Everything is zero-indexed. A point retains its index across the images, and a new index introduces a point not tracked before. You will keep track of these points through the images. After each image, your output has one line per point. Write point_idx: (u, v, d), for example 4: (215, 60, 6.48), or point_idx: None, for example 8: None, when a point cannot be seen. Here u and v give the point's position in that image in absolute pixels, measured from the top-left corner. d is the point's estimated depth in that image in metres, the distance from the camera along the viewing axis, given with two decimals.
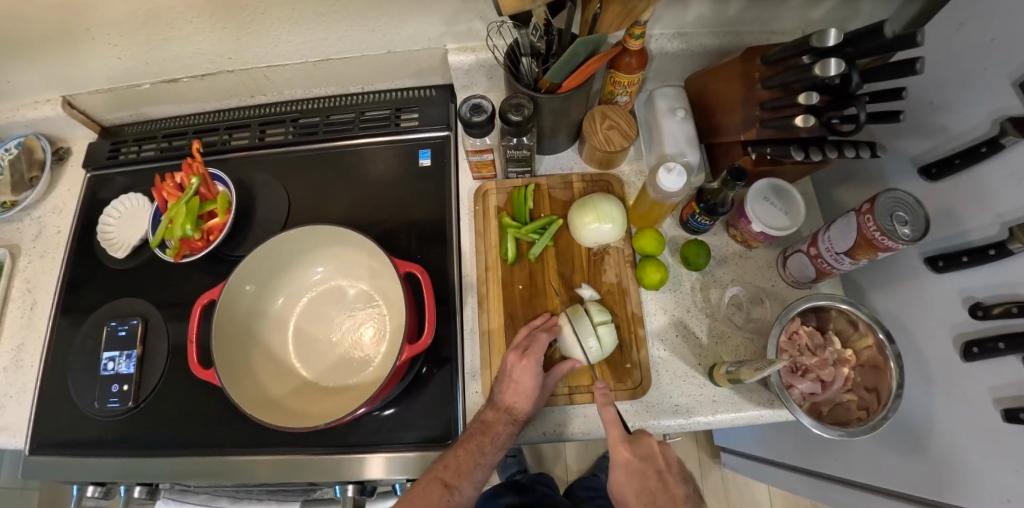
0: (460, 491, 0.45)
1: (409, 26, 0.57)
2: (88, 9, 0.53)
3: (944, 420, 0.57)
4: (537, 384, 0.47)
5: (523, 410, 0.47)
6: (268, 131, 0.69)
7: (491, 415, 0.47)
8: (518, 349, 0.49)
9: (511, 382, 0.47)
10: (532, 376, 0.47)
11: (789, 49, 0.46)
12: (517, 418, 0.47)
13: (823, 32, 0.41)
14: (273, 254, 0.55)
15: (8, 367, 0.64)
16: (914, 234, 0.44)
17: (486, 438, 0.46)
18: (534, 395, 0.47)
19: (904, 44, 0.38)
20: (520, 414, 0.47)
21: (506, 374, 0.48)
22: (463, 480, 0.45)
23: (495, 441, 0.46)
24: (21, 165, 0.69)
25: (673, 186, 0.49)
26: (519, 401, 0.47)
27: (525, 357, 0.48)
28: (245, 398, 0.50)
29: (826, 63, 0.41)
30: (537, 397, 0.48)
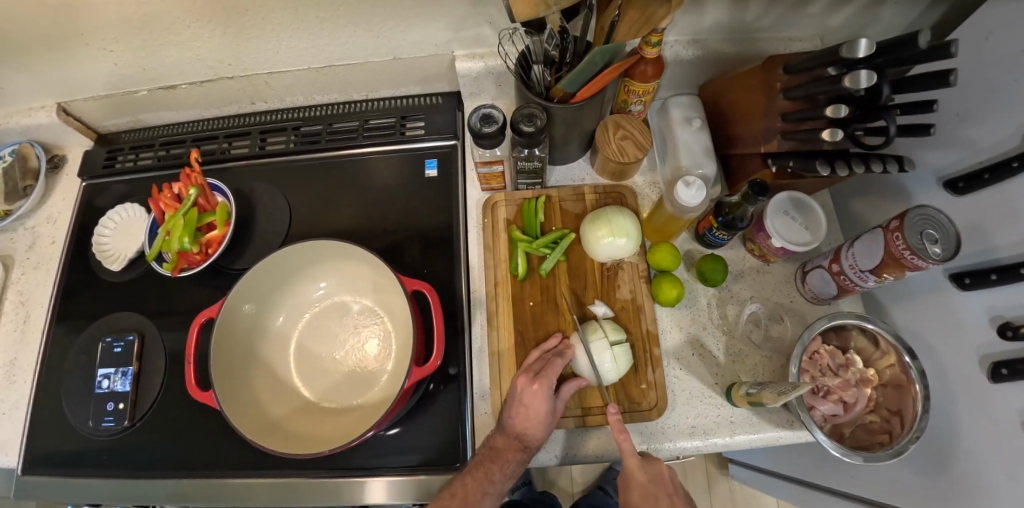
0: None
1: (416, 32, 0.55)
2: (82, 14, 0.51)
3: (968, 441, 0.56)
4: (551, 408, 0.45)
5: (536, 438, 0.45)
6: (269, 139, 0.67)
7: (501, 441, 0.45)
8: (529, 372, 0.47)
9: (522, 407, 0.45)
10: (544, 401, 0.45)
11: (815, 59, 0.44)
12: (529, 445, 0.45)
13: (853, 42, 0.39)
14: (275, 269, 0.53)
15: (0, 382, 0.62)
16: (944, 254, 0.42)
17: (495, 466, 0.44)
18: (546, 419, 0.45)
19: (942, 56, 0.35)
20: (533, 442, 0.44)
21: (517, 399, 0.46)
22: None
23: (505, 468, 0.44)
24: (15, 173, 0.67)
25: (693, 201, 0.47)
26: (531, 428, 0.45)
27: (537, 380, 0.46)
28: (244, 422, 0.48)
29: (857, 75, 0.38)
30: (549, 421, 0.45)
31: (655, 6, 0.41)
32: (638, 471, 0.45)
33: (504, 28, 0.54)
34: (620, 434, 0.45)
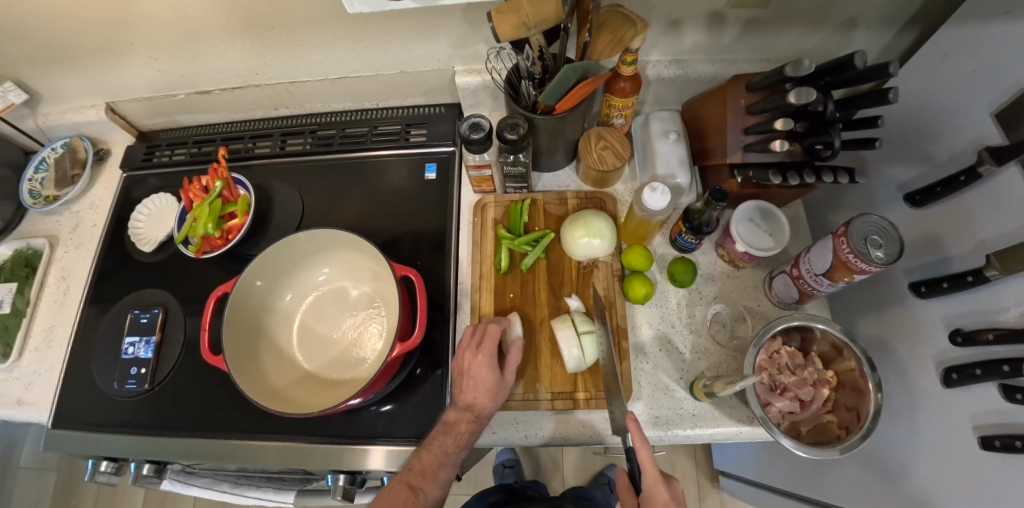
0: (424, 492, 0.48)
1: (421, 48, 0.62)
2: (134, 25, 0.59)
3: (926, 444, 0.58)
4: (495, 380, 0.50)
5: (486, 407, 0.50)
6: (289, 141, 0.74)
7: (454, 415, 0.50)
8: (473, 347, 0.52)
9: (465, 379, 0.50)
10: (484, 370, 0.50)
11: (771, 77, 0.50)
12: (479, 415, 0.49)
13: (799, 62, 0.45)
14: (285, 254, 0.60)
15: (39, 346, 0.69)
16: (888, 257, 0.46)
17: (448, 438, 0.49)
18: (493, 390, 0.50)
19: (874, 75, 0.41)
20: (482, 412, 0.49)
21: (462, 373, 0.51)
22: (427, 482, 0.48)
23: (458, 440, 0.49)
24: (65, 162, 0.76)
25: (658, 204, 0.52)
26: (479, 398, 0.49)
27: (480, 352, 0.51)
28: (249, 386, 0.54)
29: (801, 90, 0.44)
30: (494, 391, 0.50)
31: (625, 29, 0.49)
32: (659, 484, 0.44)
33: (490, 47, 0.61)
34: (638, 437, 0.45)
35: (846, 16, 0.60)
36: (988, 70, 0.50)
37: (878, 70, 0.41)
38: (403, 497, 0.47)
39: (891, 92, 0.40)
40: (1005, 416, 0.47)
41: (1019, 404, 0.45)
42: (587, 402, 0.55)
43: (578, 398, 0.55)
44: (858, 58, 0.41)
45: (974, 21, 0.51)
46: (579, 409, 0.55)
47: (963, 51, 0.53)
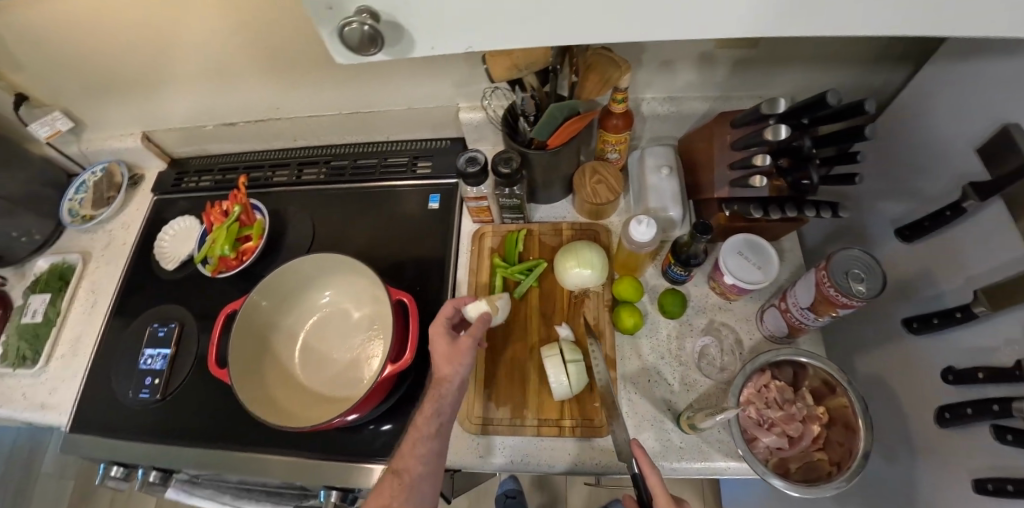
0: (409, 473, 0.46)
1: (427, 86, 0.66)
2: (172, 61, 0.66)
3: (926, 490, 0.56)
4: (445, 345, 0.51)
5: (445, 370, 0.49)
6: (304, 170, 0.79)
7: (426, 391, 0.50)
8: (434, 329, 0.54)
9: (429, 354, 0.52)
10: (440, 336, 0.52)
11: (752, 114, 0.52)
12: (439, 380, 0.49)
13: (774, 100, 0.48)
14: (291, 276, 0.64)
15: (66, 353, 0.74)
16: (870, 291, 0.48)
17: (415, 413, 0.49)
18: (449, 353, 0.50)
19: (852, 111, 0.44)
20: (437, 375, 0.49)
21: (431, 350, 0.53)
22: (408, 461, 0.46)
23: (421, 411, 0.48)
24: (103, 186, 0.83)
25: (644, 236, 0.55)
26: (439, 365, 0.50)
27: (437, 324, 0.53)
28: (252, 399, 0.57)
29: (777, 127, 0.47)
30: (449, 355, 0.50)
31: (612, 71, 0.53)
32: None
33: (484, 86, 0.65)
34: (643, 462, 0.46)
35: (834, 58, 0.62)
36: (970, 112, 0.51)
37: (852, 107, 0.44)
38: (391, 482, 0.45)
39: (867, 128, 0.44)
40: (1000, 460, 0.46)
41: (1009, 446, 0.44)
42: (570, 430, 0.57)
43: (563, 426, 0.57)
44: (834, 94, 0.43)
45: (955, 62, 0.53)
46: (564, 436, 0.57)
47: (949, 89, 0.54)
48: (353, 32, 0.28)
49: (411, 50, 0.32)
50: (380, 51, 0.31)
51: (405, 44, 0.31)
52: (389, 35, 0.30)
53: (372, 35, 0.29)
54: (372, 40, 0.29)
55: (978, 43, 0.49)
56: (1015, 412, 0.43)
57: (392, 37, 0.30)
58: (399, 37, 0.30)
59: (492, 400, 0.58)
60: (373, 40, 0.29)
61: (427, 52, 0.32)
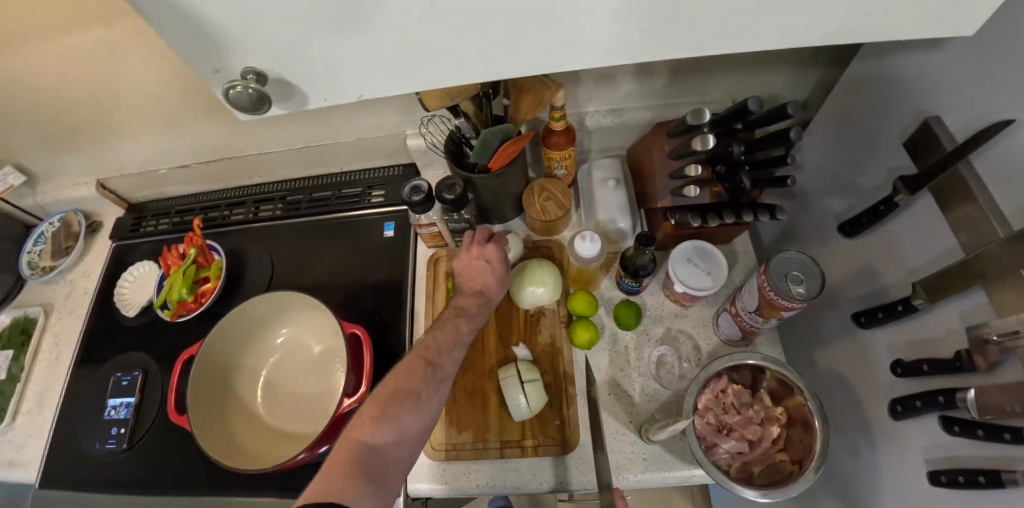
0: (442, 369, 0.48)
1: (371, 117, 0.67)
2: (117, 110, 0.66)
3: (889, 482, 0.57)
4: (501, 270, 0.59)
5: (493, 291, 0.57)
6: (261, 207, 0.79)
7: (462, 301, 0.55)
8: (473, 243, 0.60)
9: (473, 267, 0.58)
10: (494, 256, 0.59)
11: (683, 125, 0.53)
12: (487, 296, 0.56)
13: (698, 110, 0.48)
14: (249, 316, 0.64)
15: (31, 409, 0.73)
16: (809, 292, 0.48)
17: (461, 318, 0.53)
18: (500, 279, 0.58)
19: (778, 115, 0.44)
20: (490, 294, 0.56)
21: (466, 266, 0.59)
22: (443, 358, 0.49)
23: (469, 319, 0.54)
24: (60, 236, 0.82)
25: (589, 251, 0.56)
26: (487, 282, 0.57)
27: (489, 244, 0.60)
28: (212, 445, 0.57)
29: (704, 137, 0.48)
30: (500, 278, 0.58)
31: (543, 91, 0.53)
32: None
33: (422, 114, 0.66)
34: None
35: (765, 62, 0.63)
36: (897, 107, 0.52)
37: (777, 111, 0.44)
38: (425, 368, 0.47)
39: (793, 131, 0.43)
40: (952, 450, 0.47)
41: (957, 436, 0.45)
42: (536, 450, 0.57)
43: (527, 446, 0.57)
44: (754, 102, 0.43)
45: (875, 60, 0.54)
46: (528, 456, 0.57)
47: (872, 86, 0.56)
48: (240, 95, 0.31)
49: (305, 102, 0.34)
50: (272, 105, 0.34)
51: (297, 98, 0.34)
52: (278, 92, 0.33)
53: (259, 95, 0.32)
54: (260, 99, 0.32)
55: (892, 41, 0.50)
56: (959, 402, 0.43)
57: (281, 93, 0.33)
58: (289, 93, 0.33)
59: (453, 427, 0.58)
60: (262, 99, 0.32)
61: (321, 103, 0.34)
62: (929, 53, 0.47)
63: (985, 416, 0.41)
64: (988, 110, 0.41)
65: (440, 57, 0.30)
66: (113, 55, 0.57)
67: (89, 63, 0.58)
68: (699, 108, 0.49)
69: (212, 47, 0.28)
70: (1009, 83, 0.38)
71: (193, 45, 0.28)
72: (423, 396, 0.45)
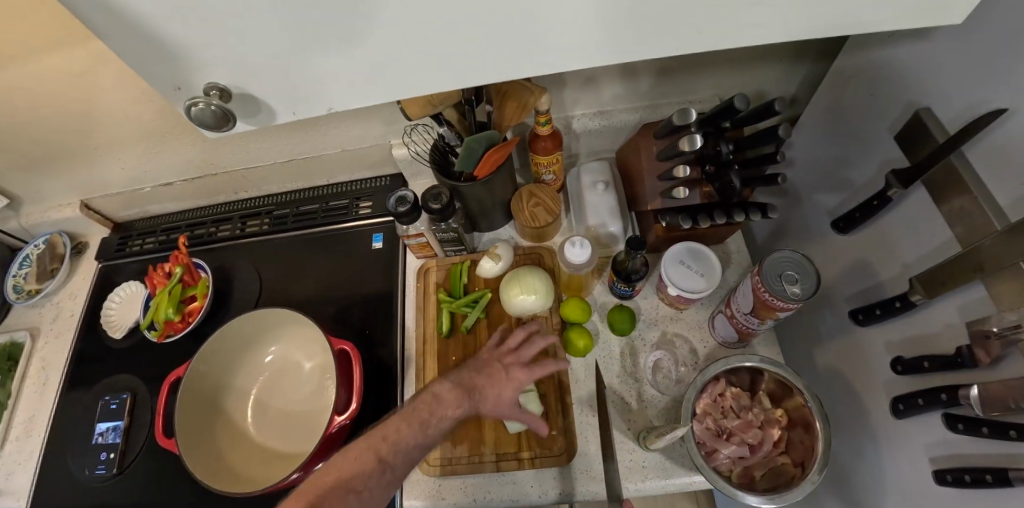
0: (392, 470, 0.43)
1: (355, 128, 0.66)
2: (96, 130, 0.65)
3: (894, 482, 0.55)
4: (511, 399, 0.50)
5: (485, 407, 0.50)
6: (248, 223, 0.78)
7: (448, 392, 0.49)
8: (514, 354, 0.54)
9: (495, 376, 0.52)
10: (511, 379, 0.51)
11: (669, 126, 0.52)
12: (473, 404, 0.49)
13: (684, 110, 0.47)
14: (237, 334, 0.63)
15: (19, 436, 0.72)
16: (804, 292, 0.47)
17: (433, 418, 0.47)
18: (501, 405, 0.50)
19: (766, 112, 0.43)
20: (481, 406, 0.49)
21: (483, 367, 0.52)
22: (399, 458, 0.44)
23: (445, 420, 0.47)
24: (46, 258, 0.81)
25: (579, 257, 0.55)
26: (484, 398, 0.50)
27: (525, 370, 0.52)
28: (201, 469, 0.55)
29: (691, 137, 0.47)
30: (504, 402, 0.50)
31: (527, 95, 0.52)
32: None
33: (405, 124, 0.65)
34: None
35: (750, 59, 0.62)
36: (885, 100, 0.52)
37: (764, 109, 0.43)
38: (369, 463, 0.42)
39: (781, 128, 0.42)
40: (956, 448, 0.46)
41: (961, 434, 0.44)
42: (533, 462, 0.55)
43: (523, 458, 0.56)
44: (739, 101, 0.42)
45: (861, 53, 0.54)
46: (524, 468, 0.55)
47: (861, 79, 0.55)
48: (202, 112, 0.30)
49: (273, 117, 0.33)
50: (239, 121, 0.33)
51: (264, 113, 0.33)
52: (244, 107, 0.32)
53: (223, 112, 0.31)
54: (225, 116, 0.31)
55: (877, 34, 0.50)
56: (961, 398, 0.42)
57: (247, 108, 0.32)
58: (256, 108, 0.32)
59: (447, 440, 0.57)
60: (226, 116, 0.31)
61: (289, 118, 0.33)
62: (916, 45, 0.46)
63: (989, 413, 0.39)
64: (978, 100, 0.40)
65: (410, 67, 0.30)
66: (89, 74, 0.56)
67: (64, 84, 0.57)
68: (684, 107, 0.48)
69: (172, 64, 0.27)
70: (999, 72, 0.37)
71: (151, 63, 0.27)
72: (362, 498, 0.41)
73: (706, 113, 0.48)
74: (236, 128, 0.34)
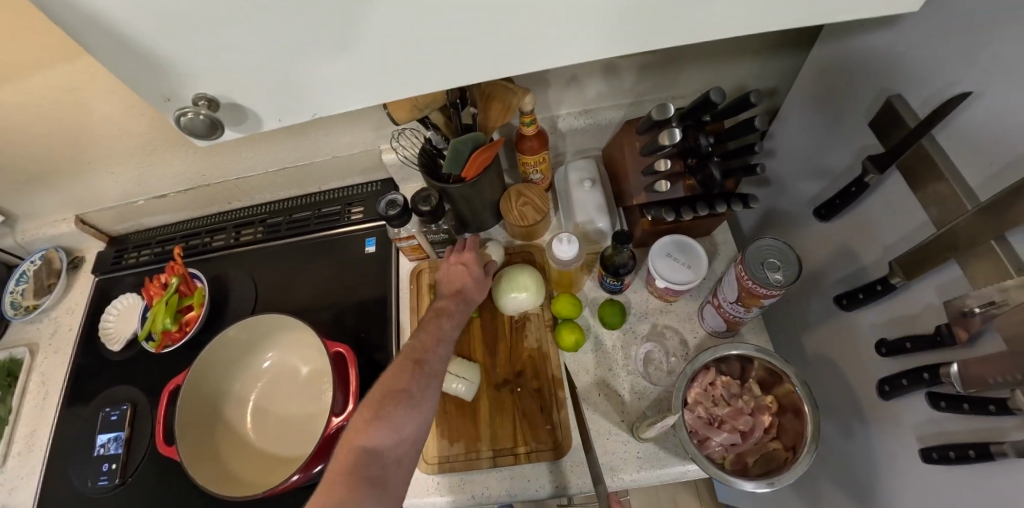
0: (428, 365, 0.50)
1: (344, 134, 0.67)
2: (89, 144, 0.66)
3: (884, 463, 0.56)
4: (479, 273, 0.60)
5: (472, 291, 0.59)
6: (241, 232, 0.79)
7: (444, 303, 0.57)
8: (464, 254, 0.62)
9: (454, 271, 0.60)
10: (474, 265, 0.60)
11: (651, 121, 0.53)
12: (466, 295, 0.58)
13: (662, 105, 0.48)
14: (233, 341, 0.63)
15: (21, 451, 0.72)
16: (786, 278, 0.48)
17: (443, 318, 0.55)
18: (477, 279, 0.60)
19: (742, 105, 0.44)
20: (469, 295, 0.58)
21: (447, 274, 0.60)
22: (429, 355, 0.51)
23: (452, 318, 0.55)
24: (42, 274, 0.81)
25: (567, 253, 0.56)
26: (462, 282, 0.59)
27: (472, 251, 0.62)
28: (203, 475, 0.56)
29: (671, 132, 0.48)
30: (476, 279, 0.60)
31: (510, 96, 0.53)
32: None
33: (392, 129, 0.66)
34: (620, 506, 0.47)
35: (730, 53, 0.64)
36: (861, 87, 0.53)
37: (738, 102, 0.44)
38: (409, 367, 0.49)
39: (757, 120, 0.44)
40: (942, 426, 0.47)
41: (945, 412, 0.45)
42: (529, 457, 0.56)
43: (519, 453, 0.56)
44: (716, 94, 0.43)
45: (835, 44, 0.55)
46: (521, 463, 0.56)
47: (836, 69, 0.56)
48: (192, 122, 0.31)
49: (260, 124, 0.34)
50: (226, 129, 0.34)
51: (251, 121, 0.34)
52: (231, 116, 0.33)
53: (212, 120, 0.32)
54: (213, 125, 0.32)
55: (850, 25, 0.51)
56: (943, 377, 0.43)
57: (235, 117, 0.33)
58: (242, 116, 0.33)
59: (445, 438, 0.58)
60: (215, 124, 0.32)
61: (275, 125, 0.34)
62: (886, 33, 0.47)
63: (969, 390, 0.41)
64: (947, 84, 0.41)
65: (391, 69, 0.30)
66: (80, 90, 0.57)
67: (57, 100, 0.58)
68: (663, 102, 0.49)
69: (161, 76, 0.28)
70: (965, 56, 0.39)
71: (141, 75, 0.28)
72: (416, 395, 0.47)
73: (685, 107, 0.49)
74: (223, 136, 0.35)
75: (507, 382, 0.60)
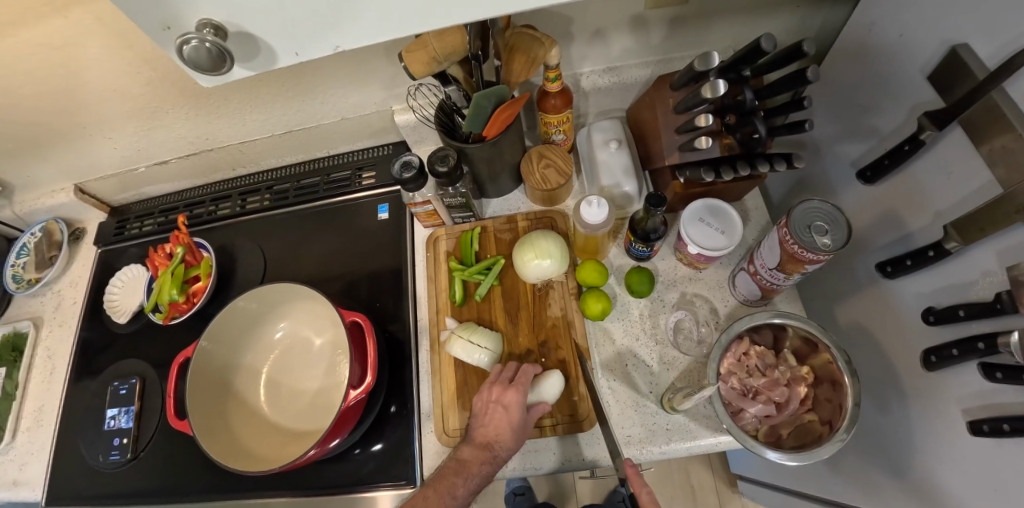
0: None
1: (354, 94, 0.63)
2: (81, 108, 0.62)
3: (920, 434, 0.54)
4: (519, 420, 0.49)
5: (505, 447, 0.48)
6: (248, 200, 0.76)
7: (468, 454, 0.49)
8: (511, 385, 0.51)
9: (491, 412, 0.49)
10: (515, 410, 0.49)
11: (688, 74, 0.49)
12: (496, 455, 0.48)
13: (706, 53, 0.44)
14: (241, 312, 0.61)
15: (30, 426, 0.70)
16: (835, 243, 0.45)
17: (459, 477, 0.47)
18: (515, 431, 0.49)
19: (797, 54, 0.40)
20: (500, 452, 0.48)
21: (485, 409, 0.50)
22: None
23: (468, 481, 0.47)
24: (42, 246, 0.79)
25: (595, 217, 0.52)
26: (499, 438, 0.48)
27: (513, 388, 0.51)
28: (215, 449, 0.54)
29: (713, 84, 0.43)
30: (516, 429, 0.49)
31: (536, 48, 0.49)
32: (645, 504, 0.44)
33: (407, 86, 0.62)
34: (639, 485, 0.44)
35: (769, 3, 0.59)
36: (914, 36, 0.48)
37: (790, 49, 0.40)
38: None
39: (808, 71, 0.40)
40: (990, 398, 0.44)
41: (999, 383, 0.41)
42: (553, 429, 0.54)
43: (544, 426, 0.54)
44: (767, 41, 0.39)
45: None
46: (547, 436, 0.54)
47: (886, 17, 0.52)
48: (196, 52, 0.25)
49: (273, 60, 0.29)
50: (235, 65, 0.29)
51: (264, 55, 0.28)
52: (241, 48, 0.27)
53: (220, 51, 0.26)
54: (221, 57, 0.26)
55: None
56: (1001, 347, 0.39)
57: (245, 49, 0.27)
58: (253, 48, 0.27)
59: (466, 411, 0.56)
60: (223, 56, 0.26)
61: (291, 60, 0.29)
62: None
63: None
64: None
65: (405, 9, 0.25)
66: (64, 48, 0.52)
67: (45, 58, 0.54)
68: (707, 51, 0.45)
69: (143, 15, 0.23)
70: None
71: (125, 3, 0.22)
72: None
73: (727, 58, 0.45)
74: (231, 73, 0.30)
75: (530, 352, 0.58)
